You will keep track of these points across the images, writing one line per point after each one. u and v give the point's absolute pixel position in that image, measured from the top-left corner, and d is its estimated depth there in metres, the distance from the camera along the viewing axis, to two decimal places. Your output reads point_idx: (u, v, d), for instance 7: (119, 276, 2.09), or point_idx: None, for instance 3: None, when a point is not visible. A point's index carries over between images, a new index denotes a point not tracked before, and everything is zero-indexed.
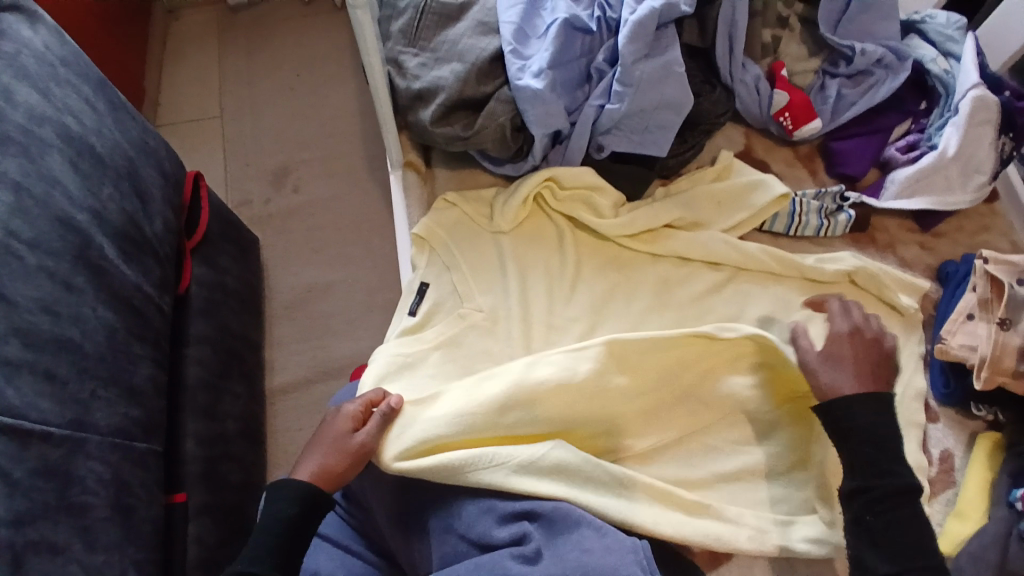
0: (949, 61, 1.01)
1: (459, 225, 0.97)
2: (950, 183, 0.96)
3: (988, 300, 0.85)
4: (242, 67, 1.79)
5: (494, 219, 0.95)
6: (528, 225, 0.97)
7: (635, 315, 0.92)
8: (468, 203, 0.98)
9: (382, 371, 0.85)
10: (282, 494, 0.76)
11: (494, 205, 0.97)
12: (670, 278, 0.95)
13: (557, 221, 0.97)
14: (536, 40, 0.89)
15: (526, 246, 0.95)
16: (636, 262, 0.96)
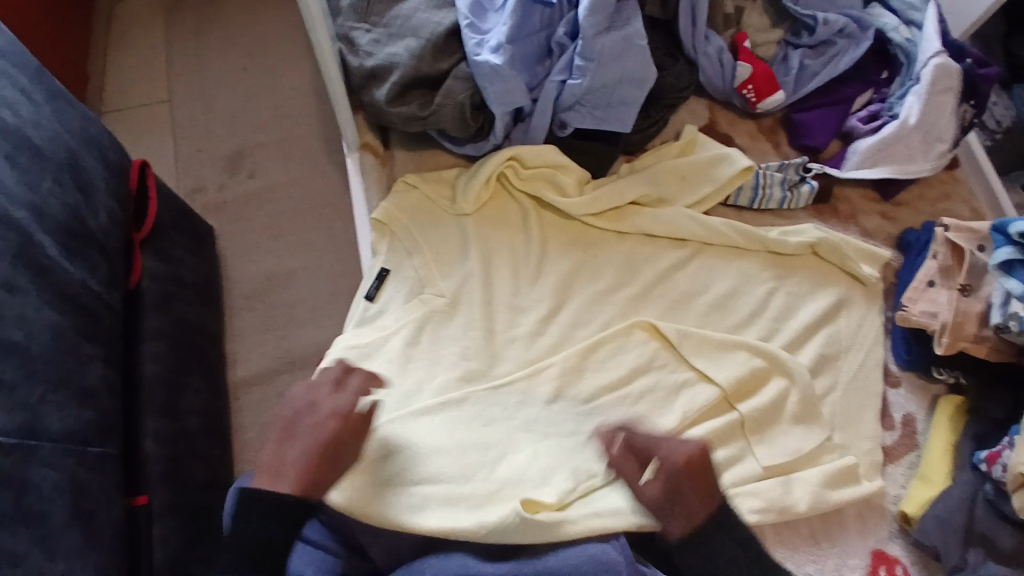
0: (912, 28, 1.00)
1: (420, 208, 0.94)
2: (911, 153, 0.96)
3: (949, 268, 0.86)
4: (191, 49, 1.70)
5: (457, 201, 0.93)
6: (492, 206, 0.95)
7: (597, 295, 0.92)
8: (428, 183, 0.95)
9: (337, 362, 0.85)
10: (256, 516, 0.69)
11: (456, 186, 0.94)
12: (635, 255, 0.94)
13: (522, 202, 0.95)
14: (494, 14, 0.85)
15: (489, 228, 0.94)
16: (602, 240, 0.95)
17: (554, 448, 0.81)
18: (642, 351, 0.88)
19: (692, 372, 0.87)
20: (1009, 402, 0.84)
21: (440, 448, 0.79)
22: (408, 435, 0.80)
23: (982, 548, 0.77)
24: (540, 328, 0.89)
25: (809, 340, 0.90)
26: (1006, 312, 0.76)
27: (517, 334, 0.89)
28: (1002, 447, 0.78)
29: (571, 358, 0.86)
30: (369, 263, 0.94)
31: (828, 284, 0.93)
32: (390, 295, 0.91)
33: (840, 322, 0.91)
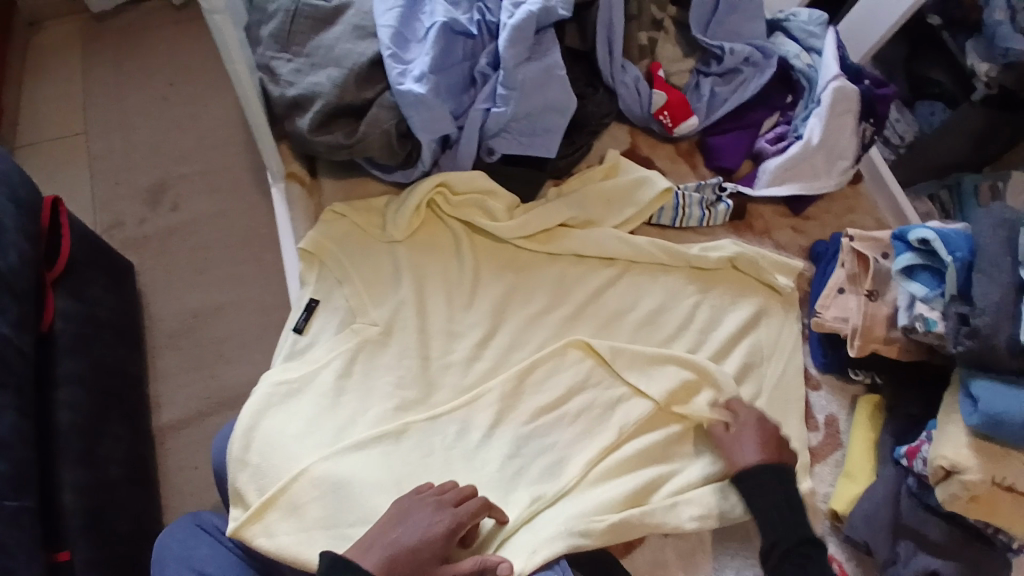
0: (812, 55, 1.08)
1: (350, 237, 0.94)
2: (816, 170, 1.02)
3: (856, 275, 0.90)
4: (110, 79, 1.64)
5: (387, 228, 0.93)
6: (423, 232, 0.95)
7: (530, 317, 0.93)
8: (357, 213, 0.95)
9: (265, 402, 0.83)
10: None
11: (386, 214, 0.94)
12: (566, 276, 0.96)
13: (454, 228, 0.96)
14: (416, 45, 0.87)
15: (421, 254, 0.94)
16: (533, 263, 0.97)
17: (492, 473, 0.81)
18: (576, 370, 0.89)
19: (623, 387, 0.89)
20: (920, 399, 0.89)
21: (377, 482, 0.78)
22: (344, 469, 0.79)
23: (912, 540, 0.81)
24: (474, 352, 0.90)
25: (731, 350, 0.94)
26: (912, 314, 0.79)
27: (452, 359, 0.89)
28: (920, 442, 0.82)
29: (506, 380, 0.87)
30: (298, 294, 0.93)
31: (748, 296, 0.97)
32: (320, 326, 0.89)
33: (761, 331, 0.95)
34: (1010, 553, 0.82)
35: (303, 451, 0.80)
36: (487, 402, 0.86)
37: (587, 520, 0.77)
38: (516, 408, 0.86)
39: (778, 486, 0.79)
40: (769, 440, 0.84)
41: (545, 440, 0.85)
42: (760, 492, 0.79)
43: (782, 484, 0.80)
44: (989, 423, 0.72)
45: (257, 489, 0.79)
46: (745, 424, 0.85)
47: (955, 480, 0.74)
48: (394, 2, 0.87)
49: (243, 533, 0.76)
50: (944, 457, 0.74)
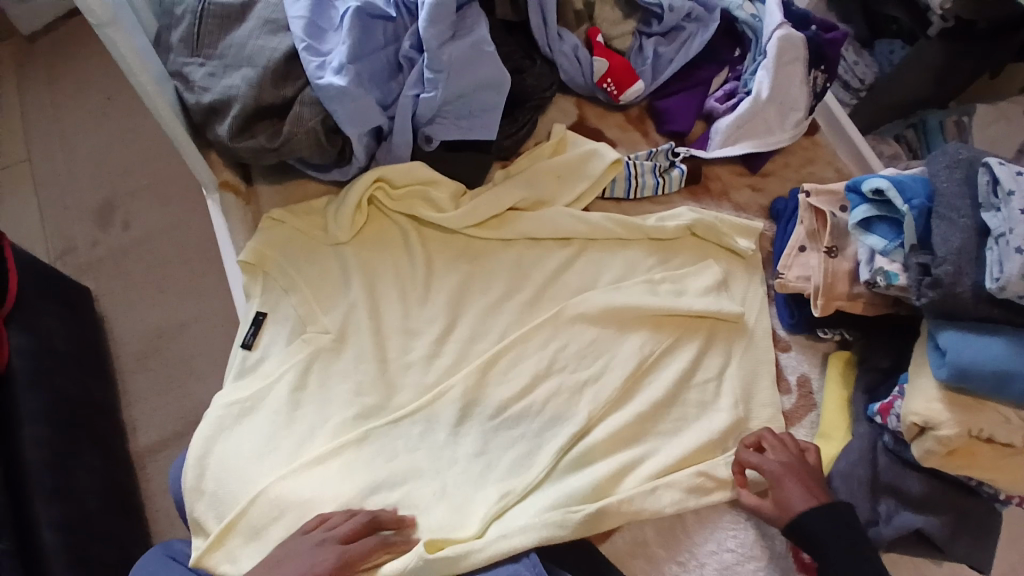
0: (755, 3, 1.03)
1: (292, 243, 0.89)
2: (770, 125, 0.99)
3: (816, 231, 0.87)
4: (42, 100, 1.57)
5: (330, 229, 0.88)
6: (369, 230, 0.90)
7: (488, 306, 0.89)
8: (298, 217, 0.90)
9: (217, 423, 0.79)
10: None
11: (327, 214, 0.89)
12: (523, 261, 0.92)
13: (400, 222, 0.91)
14: (333, 34, 0.82)
15: (370, 253, 0.89)
16: (487, 250, 0.92)
17: (459, 473, 0.78)
18: (541, 357, 0.86)
19: (591, 370, 0.86)
20: (890, 350, 0.86)
21: (341, 497, 0.75)
22: (306, 485, 0.76)
23: (892, 497, 0.79)
24: (434, 348, 0.85)
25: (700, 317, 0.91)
26: (872, 268, 0.77)
27: (411, 359, 0.85)
28: (893, 398, 0.80)
29: (468, 374, 0.84)
30: (244, 308, 0.89)
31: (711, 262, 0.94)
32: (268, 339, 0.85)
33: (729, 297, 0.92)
34: (998, 503, 0.80)
35: (262, 472, 0.77)
36: (450, 398, 0.82)
37: (560, 514, 0.74)
38: (483, 402, 0.83)
39: (842, 531, 0.71)
40: (810, 482, 0.75)
41: (513, 432, 0.82)
42: (823, 537, 0.71)
43: (840, 517, 0.71)
44: (957, 375, 0.69)
45: (216, 517, 0.76)
46: (779, 473, 0.76)
47: (931, 436, 0.72)
48: None
49: (206, 561, 0.74)
50: (916, 413, 0.72)
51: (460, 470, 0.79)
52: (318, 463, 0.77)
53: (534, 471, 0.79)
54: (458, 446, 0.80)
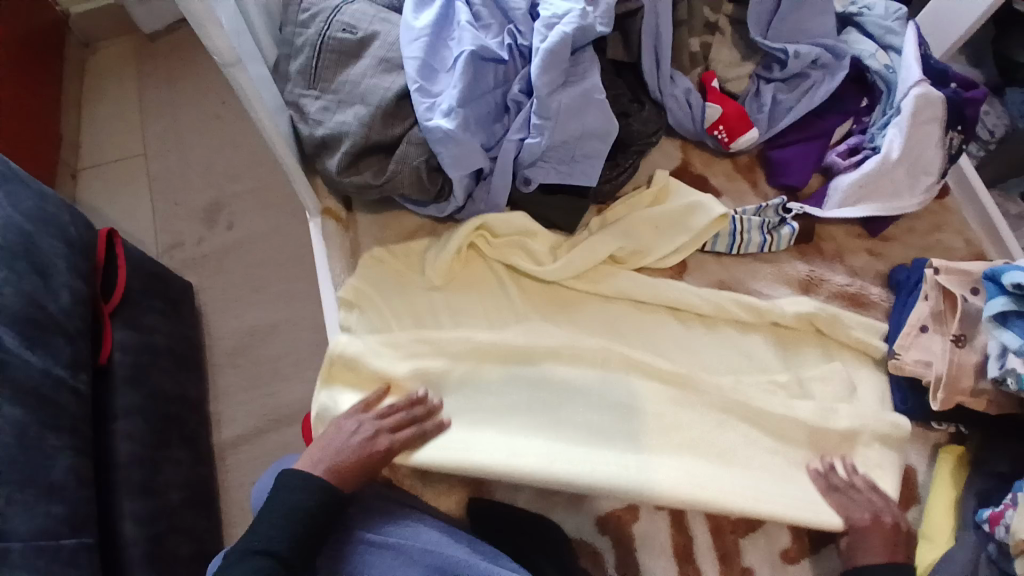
0: (890, 54, 0.96)
1: (389, 281, 0.89)
2: (897, 187, 0.91)
3: (942, 313, 0.82)
4: (164, 99, 1.68)
5: (426, 272, 0.88)
6: (463, 275, 0.89)
7: (580, 364, 0.83)
8: (396, 257, 0.90)
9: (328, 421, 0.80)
10: (292, 486, 0.72)
11: (425, 257, 0.89)
12: (616, 322, 0.88)
13: (495, 269, 0.89)
14: (445, 74, 0.82)
15: (462, 298, 0.88)
16: (583, 304, 0.89)
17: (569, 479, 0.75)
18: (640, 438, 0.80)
19: (689, 445, 0.80)
20: (1011, 455, 0.79)
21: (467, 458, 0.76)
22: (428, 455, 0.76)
23: None
24: (525, 405, 0.81)
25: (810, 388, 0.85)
26: (1003, 367, 0.71)
27: (506, 402, 0.81)
28: (1004, 507, 0.73)
29: (563, 428, 0.79)
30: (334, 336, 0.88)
31: (834, 360, 0.87)
32: (358, 348, 0.82)
33: (849, 387, 0.85)
34: None
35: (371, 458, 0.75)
36: (551, 439, 0.79)
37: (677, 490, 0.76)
38: (587, 451, 0.78)
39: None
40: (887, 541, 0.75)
41: (625, 472, 0.76)
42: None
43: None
44: None
45: None
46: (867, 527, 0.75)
47: None
48: (420, 30, 0.82)
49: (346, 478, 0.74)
50: None
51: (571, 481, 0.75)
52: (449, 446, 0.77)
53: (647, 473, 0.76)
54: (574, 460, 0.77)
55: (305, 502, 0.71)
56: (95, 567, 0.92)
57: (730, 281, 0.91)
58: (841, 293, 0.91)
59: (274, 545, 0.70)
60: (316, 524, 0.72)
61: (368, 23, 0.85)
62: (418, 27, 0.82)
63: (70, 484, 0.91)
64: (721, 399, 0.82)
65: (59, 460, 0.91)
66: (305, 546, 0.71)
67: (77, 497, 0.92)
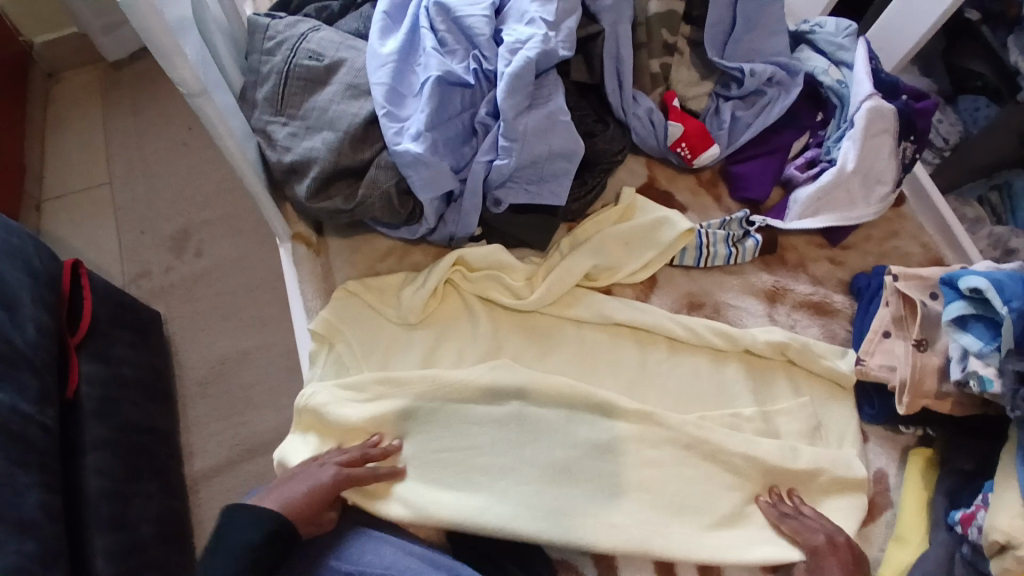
0: (841, 69, 1.00)
1: (364, 319, 0.89)
2: (853, 198, 0.95)
3: (903, 318, 0.86)
4: (129, 126, 1.66)
5: (400, 309, 0.88)
6: (439, 311, 0.90)
7: (547, 399, 0.84)
8: (371, 291, 0.90)
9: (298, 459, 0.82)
10: (240, 522, 0.71)
11: (400, 295, 0.89)
12: (584, 355, 0.89)
13: (471, 304, 0.90)
14: (412, 99, 0.83)
15: (439, 334, 0.89)
16: (558, 333, 0.90)
17: (538, 526, 0.76)
18: (606, 481, 0.80)
19: (662, 472, 0.81)
20: (975, 454, 0.83)
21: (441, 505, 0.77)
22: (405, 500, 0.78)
23: None
24: (494, 447, 0.81)
25: (777, 400, 0.87)
26: (964, 370, 0.74)
27: (483, 444, 0.82)
28: (976, 508, 0.77)
29: (540, 467, 0.80)
30: (306, 374, 0.89)
31: (804, 396, 0.88)
32: (325, 397, 0.83)
33: (814, 421, 0.86)
34: None
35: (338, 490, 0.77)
36: (527, 483, 0.79)
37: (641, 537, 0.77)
38: (561, 494, 0.79)
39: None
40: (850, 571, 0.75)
41: (594, 515, 0.78)
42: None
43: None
44: None
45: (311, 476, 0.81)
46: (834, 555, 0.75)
47: (1010, 555, 0.70)
48: (386, 56, 0.83)
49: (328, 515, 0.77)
50: (1000, 529, 0.71)
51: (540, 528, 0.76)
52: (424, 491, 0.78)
53: (616, 519, 0.78)
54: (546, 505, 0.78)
55: (258, 543, 0.70)
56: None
57: (700, 292, 0.93)
58: (806, 302, 0.94)
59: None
60: (271, 555, 0.70)
61: (334, 50, 0.86)
62: (385, 53, 0.83)
63: (41, 521, 0.87)
64: (695, 419, 0.83)
65: (29, 497, 0.87)
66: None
67: (49, 535, 0.87)
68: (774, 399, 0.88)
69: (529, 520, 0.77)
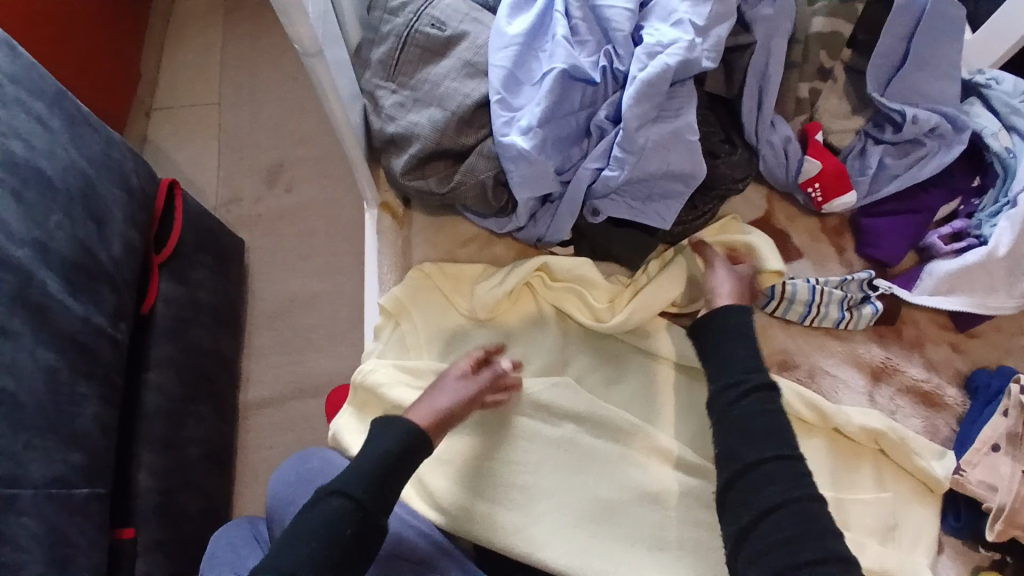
0: (1013, 136, 0.88)
1: (434, 305, 0.85)
2: (994, 284, 0.83)
3: (1018, 436, 0.75)
4: (244, 50, 1.67)
5: (471, 303, 0.84)
6: (511, 313, 0.85)
7: (603, 430, 0.79)
8: (447, 278, 0.86)
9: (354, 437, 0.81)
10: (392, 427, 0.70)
11: (474, 288, 0.84)
12: (650, 393, 0.82)
13: (546, 314, 0.85)
14: (529, 88, 0.77)
15: (506, 337, 0.84)
16: (631, 363, 0.84)
17: (559, 560, 0.72)
18: (648, 534, 0.74)
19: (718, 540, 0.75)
20: None
21: (471, 510, 0.75)
22: (435, 496, 0.76)
23: None
24: (539, 468, 0.77)
25: (855, 489, 0.78)
26: None
27: (527, 458, 0.77)
28: None
29: (580, 500, 0.75)
30: (369, 347, 0.87)
31: (888, 491, 0.78)
32: (383, 376, 0.80)
33: (894, 521, 0.76)
34: None
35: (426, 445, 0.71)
36: (562, 514, 0.75)
37: None
38: (593, 534, 0.74)
39: None
40: None
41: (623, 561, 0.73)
42: None
43: None
44: None
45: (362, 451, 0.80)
46: None
47: None
48: (511, 38, 0.77)
49: None
50: None
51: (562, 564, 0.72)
52: (458, 489, 0.76)
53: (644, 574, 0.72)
54: (575, 542, 0.73)
55: (394, 452, 0.68)
56: (100, 520, 0.92)
57: (796, 353, 0.84)
58: (914, 389, 0.83)
59: (352, 487, 0.66)
60: (401, 466, 0.68)
61: (458, 21, 0.80)
62: (510, 34, 0.77)
63: (93, 433, 0.91)
64: None
65: (85, 408, 0.91)
66: (384, 495, 0.66)
67: (98, 447, 0.92)
68: (852, 487, 0.78)
69: (551, 550, 0.72)
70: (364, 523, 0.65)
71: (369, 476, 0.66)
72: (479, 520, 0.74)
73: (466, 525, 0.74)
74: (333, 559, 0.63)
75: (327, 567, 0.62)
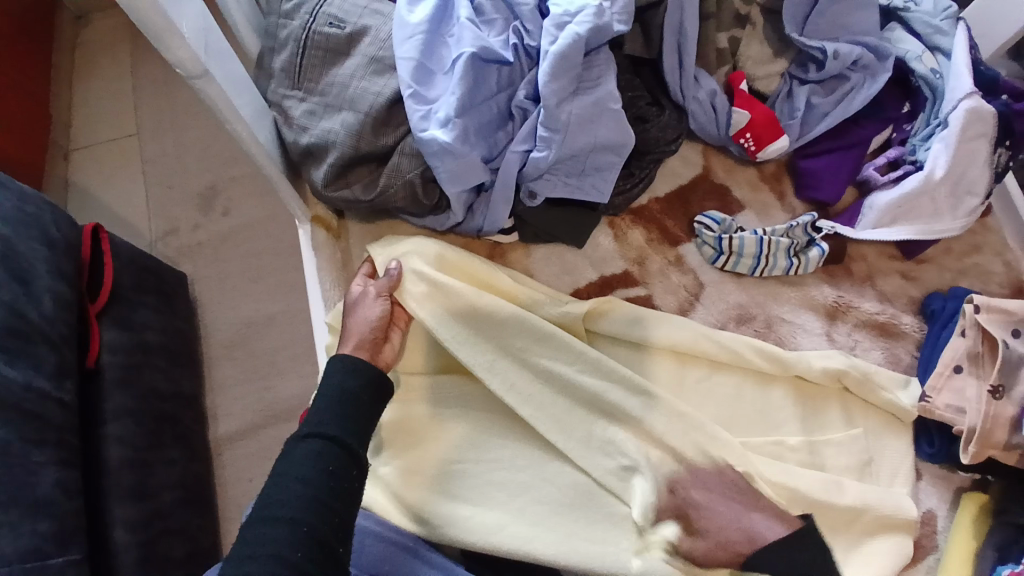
0: (937, 56, 0.88)
1: None
2: (937, 208, 0.84)
3: (978, 355, 0.77)
4: (158, 75, 1.60)
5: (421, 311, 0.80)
6: None
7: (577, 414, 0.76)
8: None
9: None
10: (332, 369, 0.68)
11: None
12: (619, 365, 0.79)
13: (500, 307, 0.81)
14: (442, 77, 0.74)
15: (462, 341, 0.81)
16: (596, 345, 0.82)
17: (545, 547, 0.69)
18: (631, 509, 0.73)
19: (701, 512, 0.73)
20: None
21: (449, 513, 0.72)
22: (407, 505, 0.73)
23: None
24: (513, 462, 0.75)
25: (827, 431, 0.78)
26: None
27: (501, 454, 0.76)
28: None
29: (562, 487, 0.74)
30: None
31: (858, 427, 0.79)
32: None
33: (868, 457, 0.77)
34: None
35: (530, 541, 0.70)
36: (544, 503, 0.73)
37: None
38: (579, 520, 0.72)
39: None
40: None
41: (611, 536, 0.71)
42: None
43: None
44: None
45: None
46: None
47: None
48: (415, 27, 0.74)
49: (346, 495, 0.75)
50: None
51: (548, 551, 0.69)
52: (433, 493, 0.73)
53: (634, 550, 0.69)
54: (559, 527, 0.71)
55: (354, 388, 0.67)
56: None
57: (754, 305, 0.84)
58: (871, 322, 0.84)
59: (327, 428, 0.63)
60: (360, 404, 0.66)
61: (358, 16, 0.77)
62: (414, 23, 0.74)
63: (58, 499, 0.87)
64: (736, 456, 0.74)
65: (44, 476, 0.86)
66: (358, 431, 0.65)
67: (65, 512, 0.87)
68: (822, 429, 0.79)
69: (533, 540, 0.70)
70: (348, 458, 0.62)
71: (334, 414, 0.64)
72: (459, 524, 0.71)
73: (445, 528, 0.71)
74: (325, 493, 0.58)
75: (322, 500, 0.58)
